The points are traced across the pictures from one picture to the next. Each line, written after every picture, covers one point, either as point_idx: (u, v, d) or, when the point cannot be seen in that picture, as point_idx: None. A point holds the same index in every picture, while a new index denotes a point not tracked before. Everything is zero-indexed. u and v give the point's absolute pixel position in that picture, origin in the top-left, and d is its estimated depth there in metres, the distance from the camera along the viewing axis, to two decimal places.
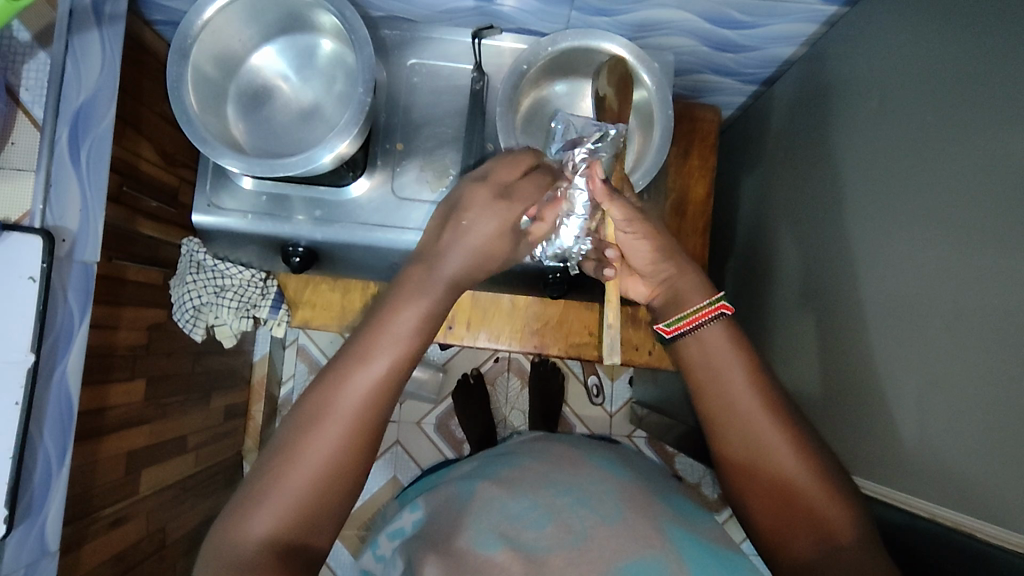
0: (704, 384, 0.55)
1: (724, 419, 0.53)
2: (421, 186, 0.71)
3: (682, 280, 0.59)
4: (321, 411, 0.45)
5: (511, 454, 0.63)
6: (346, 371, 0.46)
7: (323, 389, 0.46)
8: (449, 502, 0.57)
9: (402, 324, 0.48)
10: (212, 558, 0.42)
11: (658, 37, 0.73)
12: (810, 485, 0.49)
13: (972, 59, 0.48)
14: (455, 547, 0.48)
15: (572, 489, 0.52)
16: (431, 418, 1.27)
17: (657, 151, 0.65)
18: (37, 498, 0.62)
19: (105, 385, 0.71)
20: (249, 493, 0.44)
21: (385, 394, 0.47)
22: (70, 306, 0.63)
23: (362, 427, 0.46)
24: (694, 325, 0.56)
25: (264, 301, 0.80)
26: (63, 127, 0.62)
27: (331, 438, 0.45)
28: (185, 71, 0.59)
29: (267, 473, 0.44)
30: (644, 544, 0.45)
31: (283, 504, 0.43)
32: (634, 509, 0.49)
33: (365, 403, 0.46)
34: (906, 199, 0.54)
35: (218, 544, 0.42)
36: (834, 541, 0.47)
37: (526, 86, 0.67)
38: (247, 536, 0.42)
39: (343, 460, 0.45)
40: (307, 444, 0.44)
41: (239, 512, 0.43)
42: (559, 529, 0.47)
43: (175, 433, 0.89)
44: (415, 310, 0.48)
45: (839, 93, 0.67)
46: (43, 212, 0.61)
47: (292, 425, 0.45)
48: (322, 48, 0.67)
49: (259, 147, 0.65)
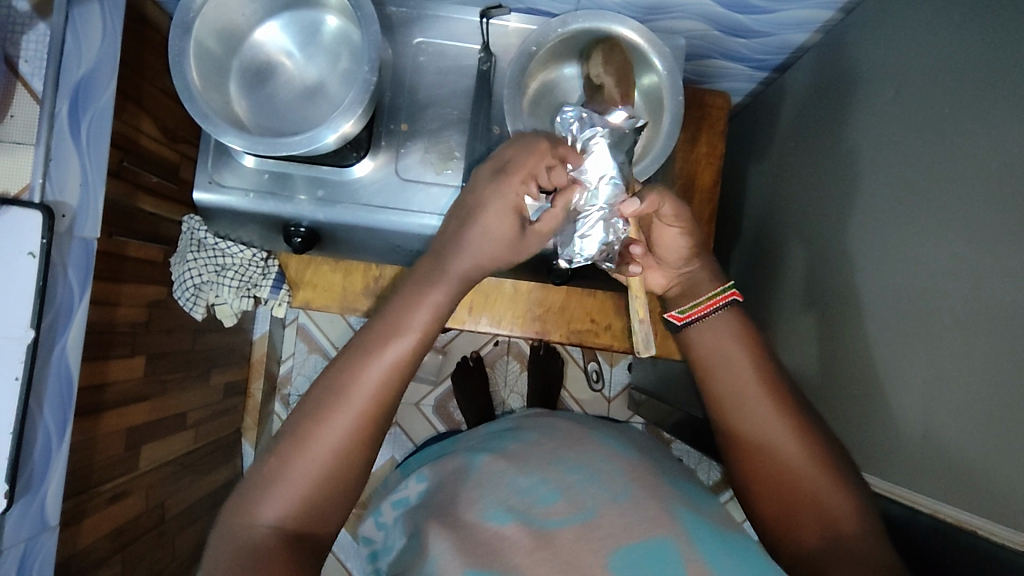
0: (711, 368, 0.56)
1: (731, 400, 0.54)
2: (425, 168, 0.70)
3: (693, 274, 0.61)
4: (331, 400, 0.44)
5: (517, 429, 0.62)
6: (360, 358, 0.45)
7: (334, 377, 0.45)
8: (455, 476, 0.57)
9: (418, 316, 0.47)
10: (219, 544, 0.42)
11: (669, 21, 0.72)
12: (820, 473, 0.49)
13: (989, 52, 0.47)
14: (464, 522, 0.49)
15: (581, 467, 0.51)
16: (430, 400, 1.27)
17: (667, 137, 0.64)
18: (37, 472, 0.62)
19: (105, 361, 0.70)
20: (260, 479, 0.44)
21: (399, 380, 0.46)
22: (70, 281, 0.62)
23: (374, 416, 0.45)
24: (711, 307, 0.58)
25: (264, 281, 0.83)
26: (63, 100, 0.61)
27: (345, 427, 0.44)
28: (187, 45, 0.58)
29: (277, 459, 0.44)
30: (654, 524, 0.44)
31: (293, 490, 0.43)
32: (643, 489, 0.49)
33: (378, 390, 0.45)
34: (919, 191, 0.53)
35: (226, 532, 0.42)
36: (838, 530, 0.46)
37: (535, 67, 0.66)
38: (260, 519, 0.42)
39: (356, 445, 0.45)
40: (317, 430, 0.44)
41: (249, 499, 0.43)
42: (569, 504, 0.47)
43: (175, 409, 0.89)
44: (429, 302, 0.47)
45: (852, 83, 0.65)
46: (42, 187, 0.60)
47: (306, 410, 0.45)
48: (327, 24, 0.65)
49: (262, 125, 0.64)
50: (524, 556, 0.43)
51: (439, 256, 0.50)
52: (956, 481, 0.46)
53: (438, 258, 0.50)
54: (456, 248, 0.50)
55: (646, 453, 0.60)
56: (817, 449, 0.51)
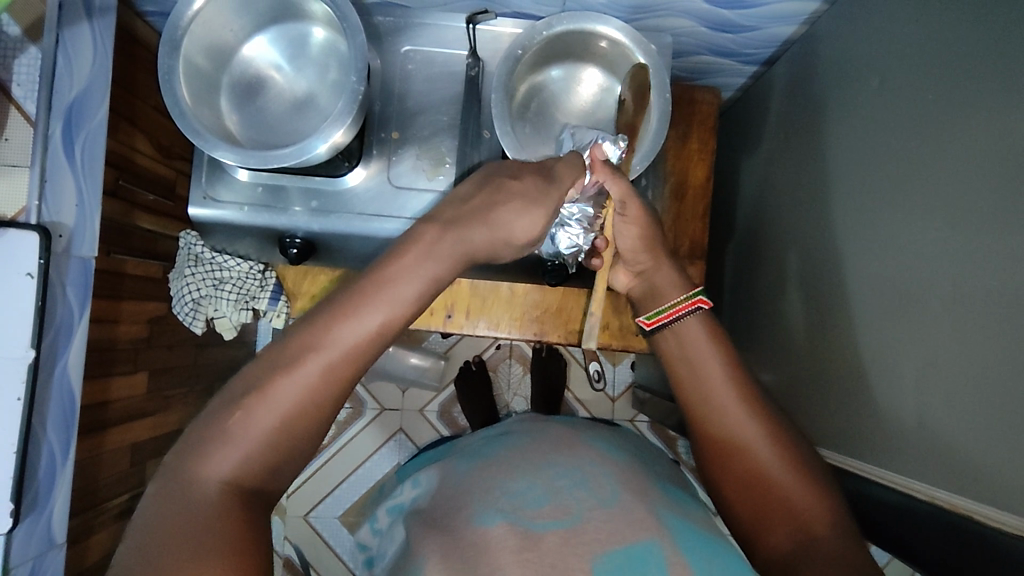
0: (685, 378, 0.55)
1: (703, 407, 0.54)
2: (417, 175, 0.71)
3: (659, 274, 0.62)
4: (297, 352, 0.41)
5: (509, 435, 0.62)
6: (334, 314, 0.42)
7: (309, 328, 0.42)
8: (445, 483, 0.57)
9: (409, 283, 0.44)
10: (158, 493, 0.39)
11: (656, 19, 0.72)
12: (796, 479, 0.49)
13: (970, 36, 0.47)
14: (453, 529, 0.49)
15: (570, 471, 0.51)
16: (435, 406, 1.27)
17: (656, 135, 0.64)
18: (43, 492, 0.62)
19: (108, 378, 0.71)
20: (214, 427, 0.40)
21: (373, 346, 0.43)
22: (69, 300, 0.63)
23: (342, 377, 0.42)
24: (674, 317, 0.58)
25: (263, 293, 0.80)
26: (57, 122, 0.62)
27: (306, 379, 0.41)
28: (177, 63, 0.59)
29: (235, 409, 0.40)
30: (641, 528, 0.45)
31: (249, 445, 0.40)
32: (631, 493, 0.49)
33: (350, 353, 0.42)
34: (907, 176, 0.53)
35: (169, 482, 0.39)
36: (810, 531, 0.46)
37: (522, 71, 0.66)
38: (204, 475, 0.39)
39: (315, 400, 0.42)
40: (277, 382, 0.41)
41: (201, 448, 0.40)
42: (556, 508, 0.47)
43: (179, 424, 0.89)
44: (422, 270, 0.44)
45: (838, 73, 0.65)
46: (39, 209, 0.60)
47: (267, 360, 0.42)
48: (314, 36, 0.66)
49: (253, 139, 0.65)
50: (513, 558, 0.43)
51: (451, 225, 0.47)
52: (952, 465, 0.46)
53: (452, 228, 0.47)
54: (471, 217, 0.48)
55: (640, 455, 0.60)
56: (789, 453, 0.50)
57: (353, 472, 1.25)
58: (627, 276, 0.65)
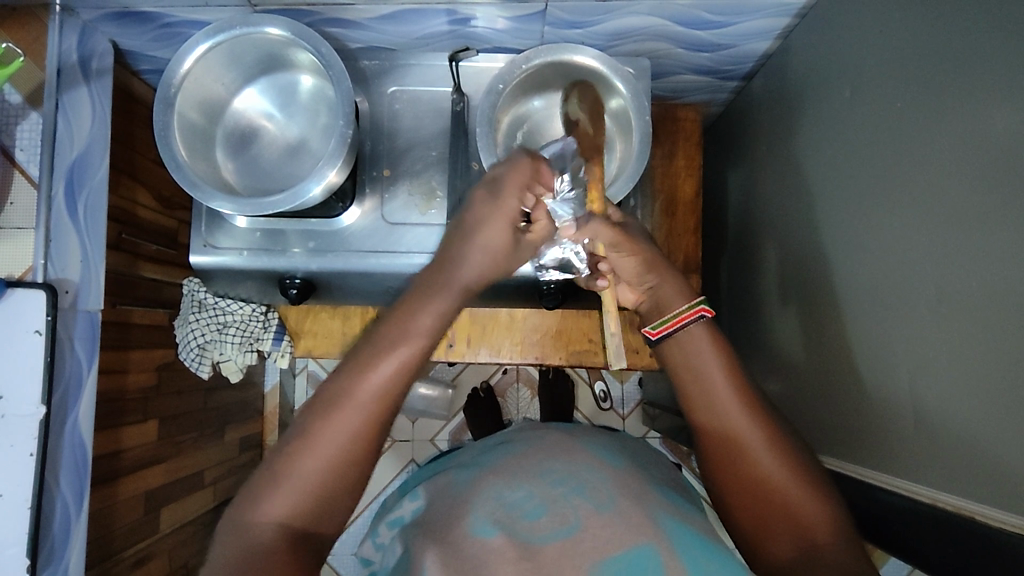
0: (687, 385, 0.54)
1: (708, 412, 0.52)
2: (410, 210, 0.72)
3: (663, 289, 0.58)
4: (335, 399, 0.45)
5: (506, 442, 0.63)
6: (365, 362, 0.46)
7: (343, 376, 0.46)
8: (444, 495, 0.57)
9: (421, 319, 0.48)
10: (221, 546, 0.42)
11: (632, 44, 0.73)
12: (809, 492, 0.49)
13: (935, 44, 0.48)
14: (453, 536, 0.49)
15: (566, 479, 0.52)
16: (445, 435, 1.27)
17: (639, 156, 0.65)
18: (58, 545, 0.63)
19: (119, 428, 0.72)
20: (264, 479, 0.44)
21: (400, 386, 0.47)
22: (78, 354, 0.65)
23: (379, 417, 0.46)
24: (680, 326, 0.55)
25: (267, 334, 0.85)
26: (59, 183, 0.64)
27: (347, 426, 0.45)
28: (171, 118, 0.61)
29: (283, 458, 0.44)
30: (639, 532, 0.46)
31: (298, 491, 0.43)
32: (628, 499, 0.50)
33: (382, 392, 0.46)
34: (885, 180, 0.54)
35: (227, 533, 0.43)
36: (813, 540, 0.47)
37: (505, 103, 0.68)
38: (258, 524, 0.42)
39: (357, 446, 0.45)
40: (323, 430, 0.44)
41: (255, 494, 0.43)
42: (553, 518, 0.48)
43: (191, 469, 0.90)
44: (434, 306, 0.49)
45: (813, 85, 0.67)
46: (45, 267, 0.62)
47: (310, 409, 0.46)
48: (302, 84, 0.68)
49: (249, 186, 0.67)
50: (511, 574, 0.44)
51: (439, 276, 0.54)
52: (954, 463, 0.46)
53: (445, 265, 0.51)
54: (460, 254, 0.52)
55: (639, 460, 0.60)
56: (794, 457, 0.50)
57: (366, 507, 1.24)
58: (634, 292, 0.62)
